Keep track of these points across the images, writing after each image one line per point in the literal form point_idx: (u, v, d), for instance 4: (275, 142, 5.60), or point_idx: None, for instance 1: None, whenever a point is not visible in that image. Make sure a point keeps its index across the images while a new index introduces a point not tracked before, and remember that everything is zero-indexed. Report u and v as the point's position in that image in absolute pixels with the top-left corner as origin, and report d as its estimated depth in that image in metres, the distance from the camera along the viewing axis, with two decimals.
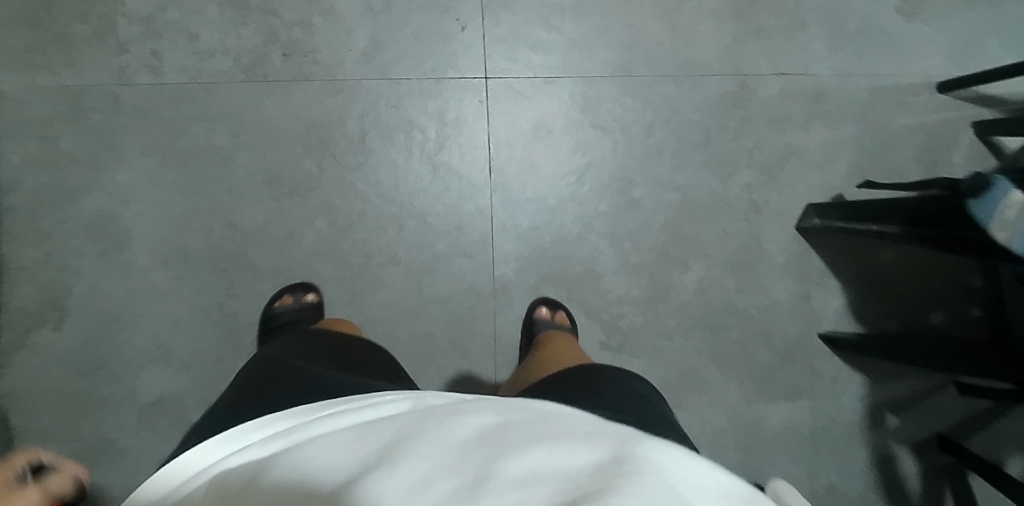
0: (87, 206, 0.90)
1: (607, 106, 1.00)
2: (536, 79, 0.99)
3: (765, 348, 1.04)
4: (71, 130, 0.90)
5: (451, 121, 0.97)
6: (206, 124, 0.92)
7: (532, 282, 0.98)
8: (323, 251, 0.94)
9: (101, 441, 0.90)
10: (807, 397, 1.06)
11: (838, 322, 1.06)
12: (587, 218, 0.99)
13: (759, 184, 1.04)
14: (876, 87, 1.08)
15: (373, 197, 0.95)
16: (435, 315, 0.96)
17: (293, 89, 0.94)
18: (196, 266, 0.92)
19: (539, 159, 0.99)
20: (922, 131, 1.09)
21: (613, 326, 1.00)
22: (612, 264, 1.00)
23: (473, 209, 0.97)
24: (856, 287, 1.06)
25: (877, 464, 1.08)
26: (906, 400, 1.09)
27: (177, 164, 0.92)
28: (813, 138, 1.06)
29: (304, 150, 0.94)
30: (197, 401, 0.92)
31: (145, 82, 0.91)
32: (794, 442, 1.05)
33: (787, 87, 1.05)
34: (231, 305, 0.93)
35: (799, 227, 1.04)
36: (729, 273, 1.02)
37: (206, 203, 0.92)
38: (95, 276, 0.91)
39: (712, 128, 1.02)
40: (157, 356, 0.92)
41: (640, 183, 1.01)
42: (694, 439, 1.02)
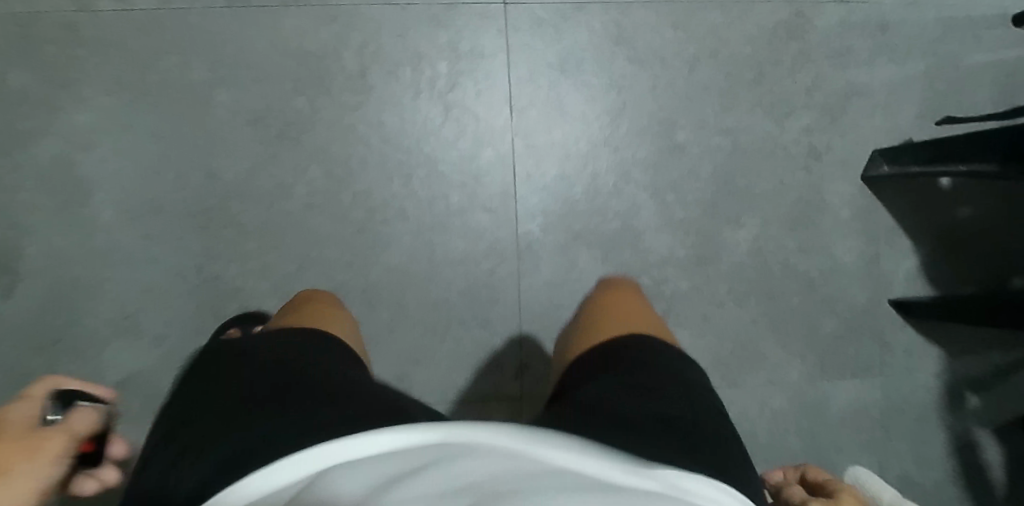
0: (41, 154, 0.77)
1: (644, 37, 0.87)
2: (561, 6, 0.85)
3: (829, 316, 0.90)
4: (22, 64, 0.77)
5: (465, 54, 0.83)
6: (180, 57, 0.79)
7: (561, 240, 0.85)
8: (318, 205, 0.81)
9: None
10: (877, 373, 0.92)
11: (910, 286, 0.93)
12: (624, 165, 0.86)
13: (819, 126, 0.90)
14: (948, 17, 0.95)
15: (376, 142, 0.82)
16: (450, 279, 0.83)
17: (281, 16, 0.81)
18: (171, 222, 0.79)
19: (568, 98, 0.85)
20: (1000, 68, 0.95)
21: (655, 291, 0.86)
22: (653, 220, 0.86)
23: (493, 157, 0.84)
24: (929, 245, 0.93)
25: (956, 450, 0.94)
26: (989, 377, 0.95)
27: (146, 104, 0.79)
28: (878, 75, 0.92)
29: (295, 87, 0.81)
30: (173, 381, 0.78)
31: (107, 8, 0.78)
32: (863, 425, 0.91)
33: (848, 17, 0.92)
34: (212, 269, 0.79)
35: (864, 176, 0.91)
36: (787, 229, 0.89)
37: (181, 149, 0.79)
38: (51, 235, 0.77)
39: (765, 62, 0.89)
40: (125, 329, 0.78)
41: (684, 126, 0.87)
42: (750, 421, 0.88)
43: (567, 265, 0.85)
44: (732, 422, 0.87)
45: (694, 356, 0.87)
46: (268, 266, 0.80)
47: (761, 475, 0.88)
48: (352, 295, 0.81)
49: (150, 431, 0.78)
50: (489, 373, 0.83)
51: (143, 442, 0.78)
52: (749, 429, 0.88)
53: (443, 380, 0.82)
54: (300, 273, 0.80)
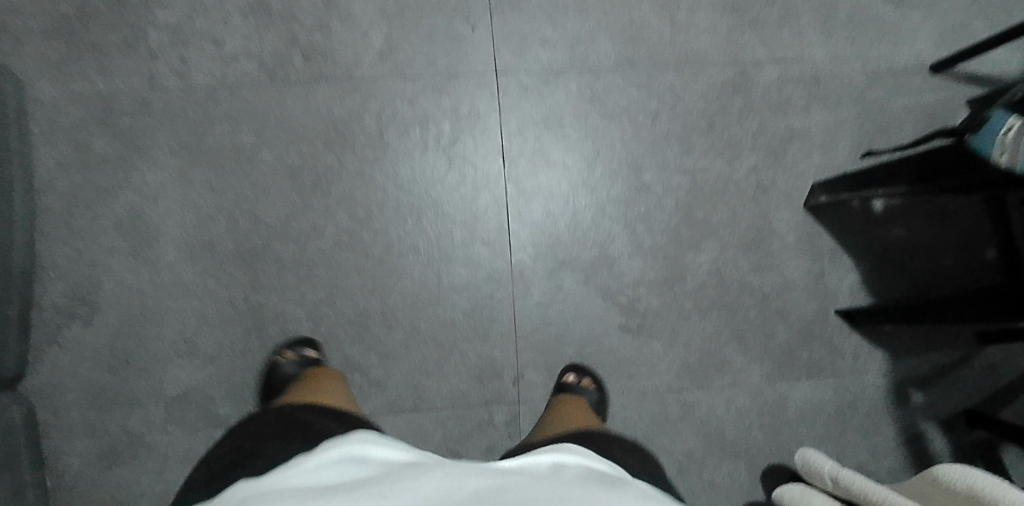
0: (118, 206, 0.94)
1: (614, 96, 1.04)
2: (544, 73, 1.03)
3: (783, 325, 1.04)
4: (105, 133, 0.95)
5: (465, 115, 1.01)
6: (231, 124, 0.97)
7: (548, 266, 1.00)
8: (345, 242, 0.97)
9: (130, 437, 0.91)
10: (829, 374, 1.06)
11: (854, 298, 1.07)
12: (600, 202, 1.02)
13: (766, 165, 1.06)
14: (872, 69, 1.12)
15: (392, 189, 0.98)
16: (456, 302, 0.98)
17: (314, 89, 0.99)
18: (223, 260, 0.95)
19: (551, 148, 1.02)
20: (919, 110, 1.13)
21: (631, 308, 1.01)
22: (626, 247, 1.02)
23: (489, 199, 1.00)
24: (867, 263, 1.08)
25: (907, 440, 1.07)
26: (930, 376, 1.08)
27: (204, 164, 0.96)
28: (814, 120, 1.09)
29: (325, 146, 0.98)
30: (224, 394, 0.93)
31: (174, 87, 0.96)
32: (820, 421, 1.05)
33: (785, 73, 1.09)
34: (256, 298, 0.95)
35: (806, 206, 1.07)
36: (742, 252, 1.04)
37: (232, 199, 0.96)
38: (124, 273, 0.93)
39: (716, 113, 1.06)
40: (184, 350, 0.93)
41: (650, 168, 1.04)
42: (719, 420, 1.01)
43: (555, 288, 1.00)
44: (703, 420, 1.01)
45: (666, 364, 1.01)
46: (304, 294, 0.95)
47: (731, 467, 1.00)
48: (373, 317, 0.96)
49: (203, 437, 0.92)
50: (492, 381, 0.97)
51: (196, 447, 0.92)
52: (718, 427, 1.01)
53: (452, 388, 0.96)
54: (330, 300, 0.96)
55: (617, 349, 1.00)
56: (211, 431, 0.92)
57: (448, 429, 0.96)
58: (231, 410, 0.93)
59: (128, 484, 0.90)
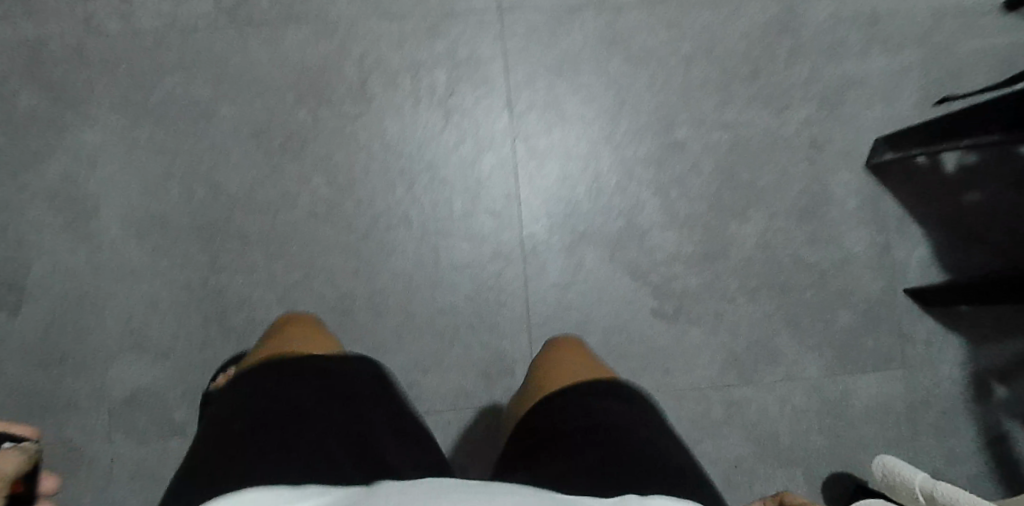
0: (49, 172, 0.78)
1: (639, 38, 0.88)
2: (556, 11, 0.87)
3: (844, 309, 0.88)
4: (33, 86, 0.79)
5: (463, 61, 0.85)
6: (184, 74, 0.81)
7: (566, 239, 0.84)
8: (322, 214, 0.81)
9: (65, 449, 0.75)
10: (898, 365, 0.89)
11: (925, 274, 0.91)
12: (626, 163, 0.86)
13: (820, 118, 0.90)
14: (941, 6, 0.96)
15: (378, 149, 0.83)
16: (456, 283, 0.82)
17: (282, 31, 0.83)
18: (176, 235, 0.79)
19: (566, 99, 0.86)
20: (998, 53, 0.96)
21: (664, 288, 0.85)
22: (657, 217, 0.86)
23: (494, 161, 0.84)
24: (941, 234, 0.91)
25: (987, 442, 0.90)
26: (1016, 365, 0.91)
27: (152, 121, 0.80)
28: (875, 65, 0.93)
29: (297, 99, 0.82)
30: (179, 396, 0.77)
31: (115, 30, 0.81)
32: (889, 421, 0.88)
33: (839, 11, 0.93)
34: (217, 280, 0.79)
35: (868, 166, 0.90)
36: (794, 222, 0.88)
37: (186, 163, 0.80)
38: (57, 252, 0.78)
39: (760, 57, 0.90)
40: (131, 344, 0.77)
41: (684, 123, 0.87)
42: (772, 421, 0.85)
43: (574, 265, 0.84)
44: (752, 422, 0.84)
45: (708, 354, 0.85)
46: (274, 275, 0.80)
47: (787, 476, 0.84)
48: (357, 302, 0.80)
49: (155, 449, 0.76)
50: (500, 377, 0.81)
51: (144, 461, 0.75)
52: (771, 429, 0.85)
53: (453, 387, 0.80)
54: (306, 282, 0.80)
55: (649, 338, 0.84)
56: (164, 441, 0.76)
57: (449, 435, 0.80)
58: (187, 416, 0.77)
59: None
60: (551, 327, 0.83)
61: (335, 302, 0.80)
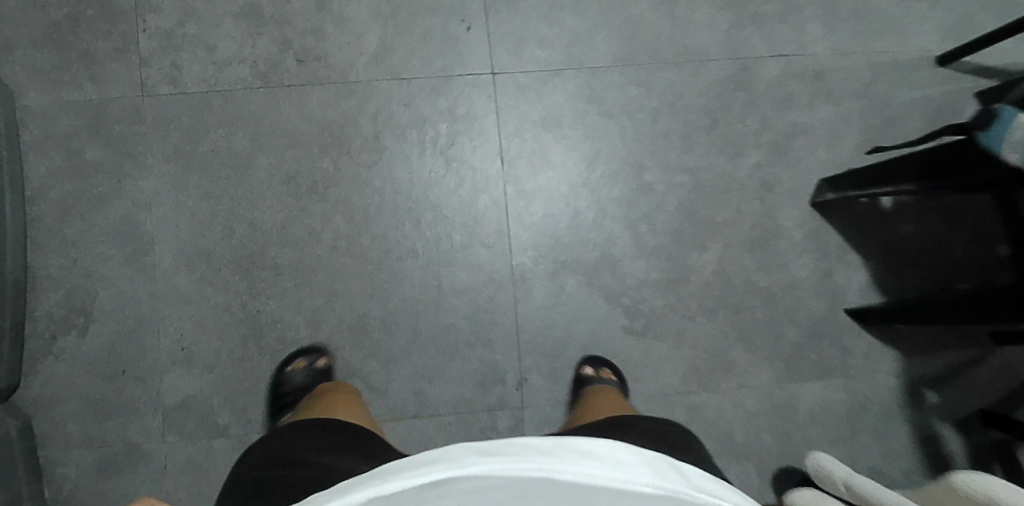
0: (112, 214, 0.93)
1: (613, 94, 1.03)
2: (541, 73, 1.02)
3: (791, 326, 1.02)
4: (97, 141, 0.94)
5: (462, 116, 0.99)
6: (225, 130, 0.96)
7: (551, 268, 0.98)
8: (342, 247, 0.95)
9: (127, 448, 0.89)
10: (839, 375, 1.03)
11: (863, 295, 1.05)
12: (602, 202, 1.00)
13: (770, 162, 1.04)
14: (877, 63, 1.10)
15: (389, 192, 0.97)
16: (456, 306, 0.96)
17: (308, 92, 0.98)
18: (219, 267, 0.93)
19: (550, 148, 1.01)
20: (926, 104, 1.10)
21: (634, 310, 0.99)
22: (629, 248, 1.00)
23: (488, 201, 0.99)
24: (876, 262, 1.05)
25: (921, 442, 1.03)
26: (944, 375, 1.05)
27: (197, 170, 0.95)
28: (818, 115, 1.07)
29: (321, 150, 0.97)
30: (222, 402, 0.91)
31: (166, 93, 0.96)
32: (831, 422, 1.02)
33: (787, 68, 1.08)
34: (254, 305, 0.93)
35: (812, 202, 1.05)
36: (747, 251, 1.02)
37: (227, 206, 0.94)
38: (119, 282, 0.92)
39: (718, 110, 1.04)
40: (181, 359, 0.91)
41: (652, 167, 1.02)
42: (728, 423, 0.99)
43: (557, 289, 0.98)
44: (711, 423, 0.98)
45: (672, 365, 0.99)
46: (302, 300, 0.94)
47: (740, 471, 0.98)
48: (372, 323, 0.95)
49: (202, 448, 0.90)
50: (494, 386, 0.95)
51: (192, 458, 0.89)
52: (727, 431, 0.99)
53: (452, 395, 0.94)
54: (328, 306, 0.94)
55: (622, 352, 0.98)
56: (209, 441, 0.90)
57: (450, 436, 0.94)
58: (229, 419, 0.91)
59: (126, 496, 0.88)
60: (538, 342, 0.97)
61: (354, 322, 0.94)
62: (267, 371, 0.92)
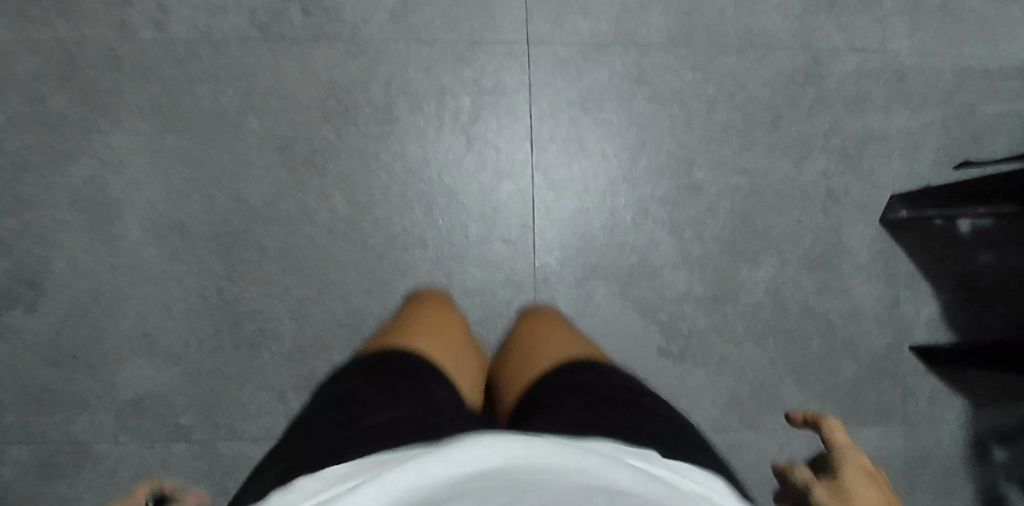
0: (75, 173, 0.80)
1: (664, 78, 0.89)
2: (584, 47, 0.88)
3: (850, 361, 0.88)
4: (66, 87, 0.81)
5: (489, 90, 0.86)
6: (215, 85, 0.82)
7: (578, 272, 0.85)
8: (340, 231, 0.82)
9: (74, 447, 0.77)
10: (900, 421, 0.89)
11: (932, 331, 0.91)
12: (642, 201, 0.87)
13: (838, 170, 0.91)
14: (963, 68, 0.97)
15: (399, 171, 0.84)
16: (466, 308, 0.83)
17: (314, 49, 0.84)
18: (195, 243, 0.80)
19: (588, 134, 0.87)
20: (1018, 117, 0.96)
21: (672, 328, 0.85)
22: (670, 256, 0.86)
23: (512, 190, 0.85)
24: (950, 293, 0.92)
25: (982, 504, 0.91)
26: (1019, 429, 0.91)
27: (179, 129, 0.81)
28: (894, 122, 0.94)
29: (323, 117, 0.83)
30: (186, 401, 0.78)
31: (149, 37, 0.82)
32: (887, 475, 0.88)
33: (864, 65, 0.94)
34: (232, 290, 0.80)
35: (882, 220, 0.91)
36: (805, 271, 0.88)
37: (210, 173, 0.81)
38: (77, 252, 0.79)
39: (783, 105, 0.91)
40: (142, 347, 0.78)
41: (703, 165, 0.88)
42: (769, 468, 0.85)
43: (584, 298, 0.84)
44: (749, 466, 0.85)
45: (711, 396, 0.85)
46: (287, 289, 0.80)
47: None
48: (368, 321, 0.81)
49: (159, 452, 0.78)
50: None
51: (149, 463, 0.78)
52: (767, 476, 0.85)
53: None
54: (319, 298, 0.81)
55: (653, 376, 0.84)
56: (169, 444, 0.78)
57: None
58: (192, 422, 0.78)
59: (68, 502, 0.76)
60: None
61: (347, 319, 0.81)
62: (242, 368, 0.79)
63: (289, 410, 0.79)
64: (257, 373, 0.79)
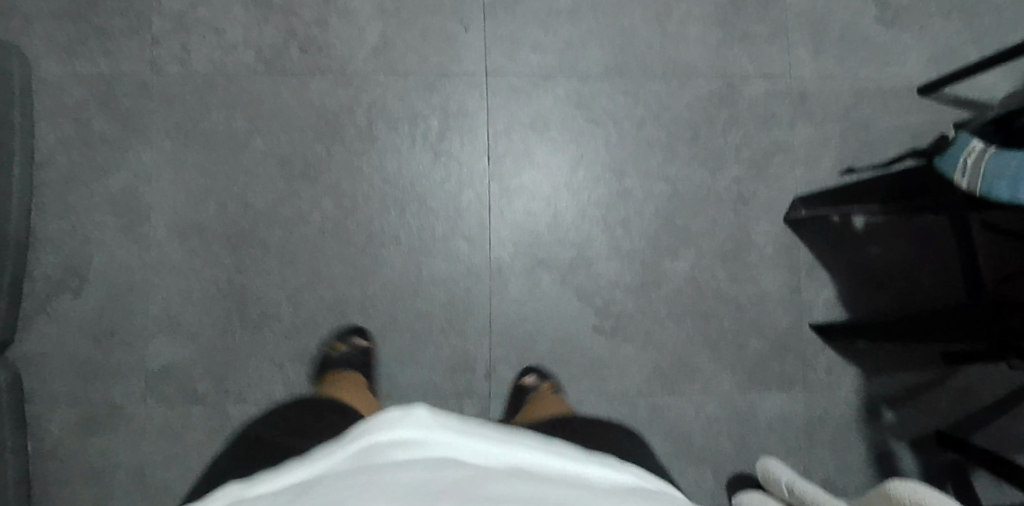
0: (113, 184, 0.97)
1: (600, 102, 1.07)
2: (533, 76, 1.06)
3: (757, 337, 1.05)
4: (105, 113, 0.98)
5: (453, 113, 1.04)
6: (227, 110, 1.00)
7: (527, 263, 1.02)
8: (329, 230, 1.00)
9: (110, 408, 0.93)
10: (800, 388, 1.06)
11: (830, 312, 1.08)
12: (581, 204, 1.04)
13: (748, 177, 1.08)
14: (859, 89, 1.14)
15: (378, 181, 1.01)
16: (433, 294, 1.00)
17: (308, 80, 1.02)
18: (210, 241, 0.98)
19: (536, 149, 1.05)
20: (903, 131, 1.15)
21: (605, 310, 1.02)
22: (605, 250, 1.04)
23: (473, 196, 1.03)
24: (846, 281, 1.08)
25: (875, 459, 1.07)
26: (902, 395, 1.08)
27: (197, 147, 0.99)
28: (799, 136, 1.11)
29: (316, 136, 1.01)
30: (202, 370, 0.95)
31: (173, 72, 1.00)
32: (788, 433, 1.05)
33: (772, 88, 1.11)
34: (240, 279, 0.97)
35: (786, 219, 1.08)
36: (719, 262, 1.06)
37: (222, 183, 0.99)
38: (114, 248, 0.96)
39: (701, 123, 1.08)
40: (167, 326, 0.96)
41: (633, 175, 1.06)
42: (687, 426, 1.02)
43: (532, 285, 1.02)
44: (670, 424, 1.02)
45: (638, 366, 1.02)
46: (286, 278, 0.98)
47: (696, 472, 1.01)
48: (351, 305, 0.99)
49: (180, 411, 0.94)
50: (465, 374, 0.99)
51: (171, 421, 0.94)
52: (685, 433, 1.02)
53: (424, 378, 0.98)
54: (311, 285, 0.98)
55: (590, 349, 1.02)
56: (188, 406, 0.94)
57: None
58: (208, 387, 0.95)
59: (105, 453, 0.92)
60: (510, 335, 1.01)
61: (336, 303, 0.98)
62: (248, 344, 0.96)
63: (286, 378, 0.96)
64: (261, 348, 0.96)
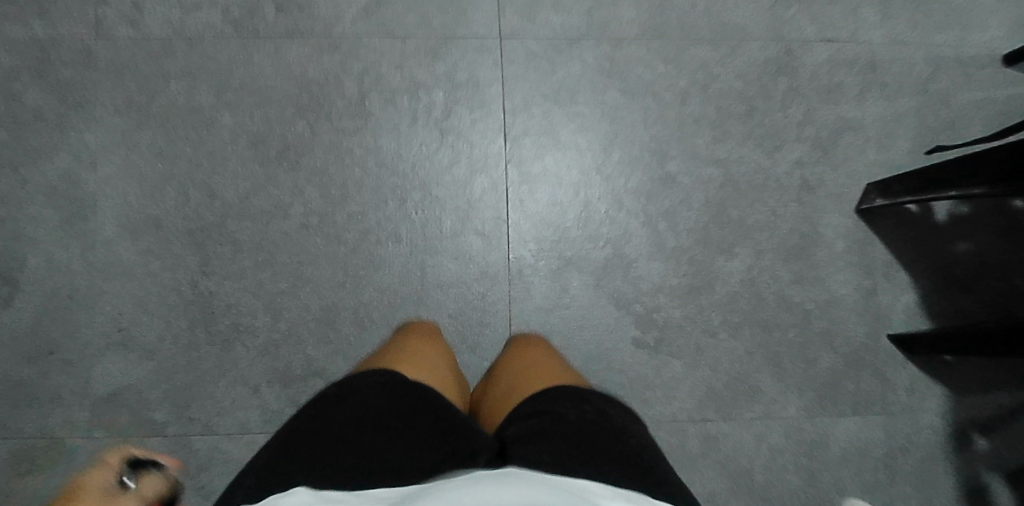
0: (50, 170, 0.80)
1: (636, 71, 0.90)
2: (557, 41, 0.89)
3: (826, 350, 0.88)
4: (41, 85, 0.81)
5: (462, 84, 0.86)
6: (189, 81, 0.83)
7: (554, 263, 0.85)
8: (314, 225, 0.82)
9: (46, 444, 0.76)
10: (878, 411, 0.89)
11: (911, 320, 0.91)
12: (616, 193, 0.87)
13: (811, 160, 0.91)
14: (938, 57, 0.97)
15: (373, 167, 0.84)
16: (441, 301, 0.83)
17: (287, 45, 0.85)
18: (169, 238, 0.80)
19: (561, 127, 0.87)
20: (993, 106, 0.97)
21: (647, 319, 0.85)
22: (645, 247, 0.86)
23: (486, 184, 0.85)
24: (930, 282, 0.91)
25: (967, 495, 0.89)
26: (998, 418, 0.91)
27: (153, 125, 0.82)
28: (870, 111, 0.94)
29: (296, 112, 0.84)
30: (160, 396, 0.78)
31: (123, 34, 0.83)
32: (865, 465, 0.88)
33: (837, 55, 0.94)
34: (206, 285, 0.80)
35: (858, 209, 0.91)
36: (781, 261, 0.88)
37: (183, 169, 0.82)
38: (52, 248, 0.79)
39: (756, 96, 0.91)
40: (117, 342, 0.78)
41: (676, 157, 0.88)
42: (746, 458, 0.85)
43: (559, 290, 0.85)
44: (727, 456, 0.85)
45: (687, 386, 0.85)
46: (262, 283, 0.81)
47: None
48: (342, 315, 0.81)
49: (133, 445, 0.77)
50: None
51: (121, 458, 0.76)
52: (745, 467, 0.85)
53: None
54: (293, 291, 0.81)
55: (629, 366, 0.84)
56: (143, 439, 0.77)
57: None
58: (167, 416, 0.78)
59: (39, 499, 0.75)
60: None
61: (323, 313, 0.81)
62: (216, 363, 0.79)
63: (263, 405, 0.79)
64: (232, 368, 0.79)
